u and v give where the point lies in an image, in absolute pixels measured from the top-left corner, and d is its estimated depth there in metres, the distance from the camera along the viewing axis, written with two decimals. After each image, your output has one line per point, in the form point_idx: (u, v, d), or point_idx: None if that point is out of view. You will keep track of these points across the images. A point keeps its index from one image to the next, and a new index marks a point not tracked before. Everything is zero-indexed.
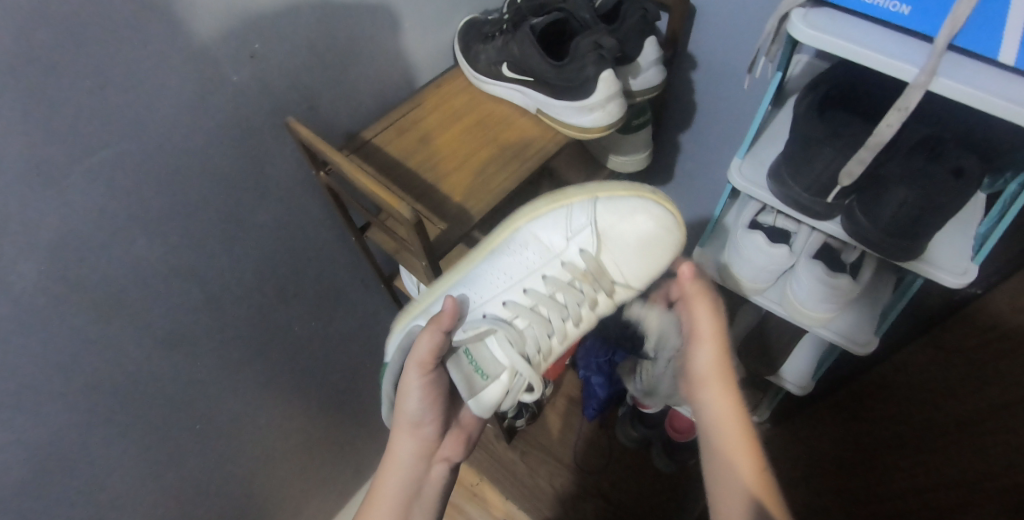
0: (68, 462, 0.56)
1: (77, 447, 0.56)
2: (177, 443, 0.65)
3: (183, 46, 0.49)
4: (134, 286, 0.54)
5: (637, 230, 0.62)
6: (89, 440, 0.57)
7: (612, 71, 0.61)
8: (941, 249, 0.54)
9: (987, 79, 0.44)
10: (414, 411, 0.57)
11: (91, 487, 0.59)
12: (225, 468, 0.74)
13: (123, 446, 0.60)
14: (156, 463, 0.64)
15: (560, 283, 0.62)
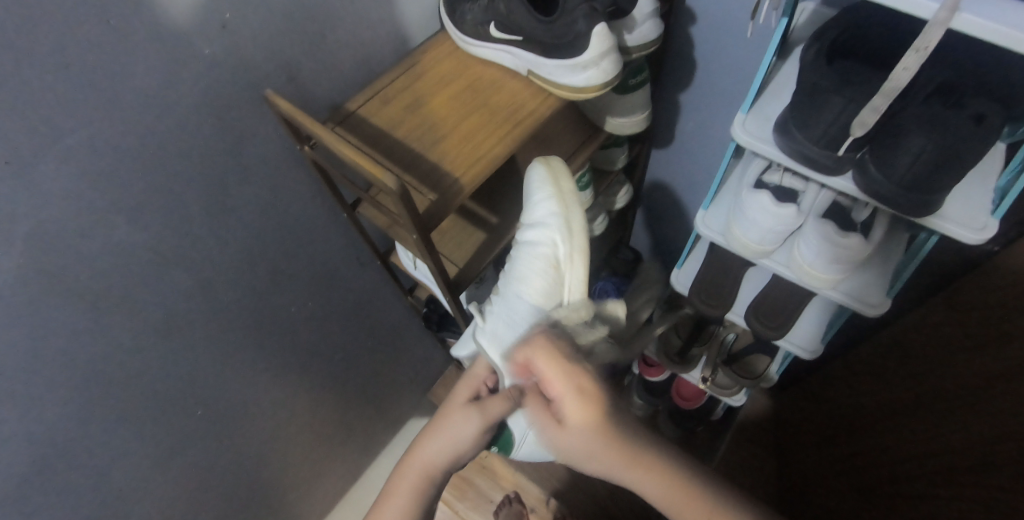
0: (67, 430, 0.62)
1: (73, 417, 0.62)
2: (174, 408, 0.72)
3: (150, 21, 0.50)
4: (110, 268, 0.58)
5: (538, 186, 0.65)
6: (87, 411, 0.63)
7: (604, 24, 0.56)
8: (957, 203, 0.51)
9: (1015, 14, 0.39)
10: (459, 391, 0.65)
11: (92, 453, 0.66)
12: (223, 432, 0.81)
13: (116, 415, 0.66)
14: (153, 429, 0.71)
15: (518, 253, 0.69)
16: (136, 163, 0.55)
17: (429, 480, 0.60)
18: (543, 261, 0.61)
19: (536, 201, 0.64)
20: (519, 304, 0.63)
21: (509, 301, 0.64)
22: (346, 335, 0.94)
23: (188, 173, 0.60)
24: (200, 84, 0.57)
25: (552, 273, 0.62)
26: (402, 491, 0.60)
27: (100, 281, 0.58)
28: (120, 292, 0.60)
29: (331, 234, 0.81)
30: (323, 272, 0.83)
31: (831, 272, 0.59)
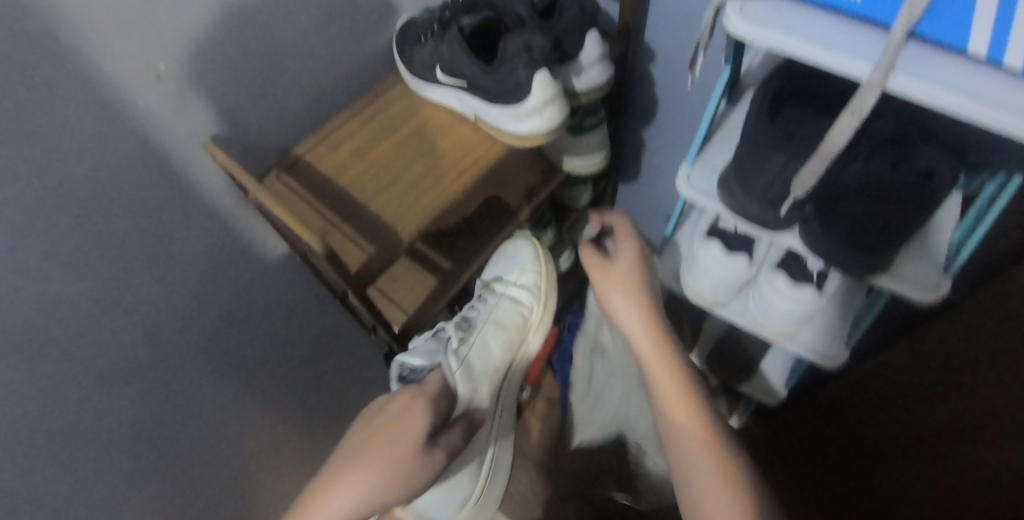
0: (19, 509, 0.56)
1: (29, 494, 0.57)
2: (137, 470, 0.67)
3: (79, 70, 0.49)
4: (53, 329, 0.54)
5: (509, 253, 0.76)
6: (42, 485, 0.58)
7: (545, 72, 0.54)
8: (909, 261, 0.48)
9: (954, 73, 0.37)
10: (416, 427, 0.53)
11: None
12: (187, 495, 0.76)
13: (73, 487, 0.61)
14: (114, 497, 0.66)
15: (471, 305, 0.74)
16: (72, 212, 0.52)
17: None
18: (519, 318, 0.72)
19: (522, 267, 0.74)
20: (492, 347, 0.69)
21: (484, 339, 0.69)
22: (310, 375, 0.91)
23: (130, 225, 0.58)
24: (135, 132, 0.55)
25: (520, 331, 0.73)
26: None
27: (41, 341, 0.53)
28: (65, 355, 0.56)
29: (284, 275, 0.79)
30: (279, 313, 0.81)
31: (784, 324, 0.57)
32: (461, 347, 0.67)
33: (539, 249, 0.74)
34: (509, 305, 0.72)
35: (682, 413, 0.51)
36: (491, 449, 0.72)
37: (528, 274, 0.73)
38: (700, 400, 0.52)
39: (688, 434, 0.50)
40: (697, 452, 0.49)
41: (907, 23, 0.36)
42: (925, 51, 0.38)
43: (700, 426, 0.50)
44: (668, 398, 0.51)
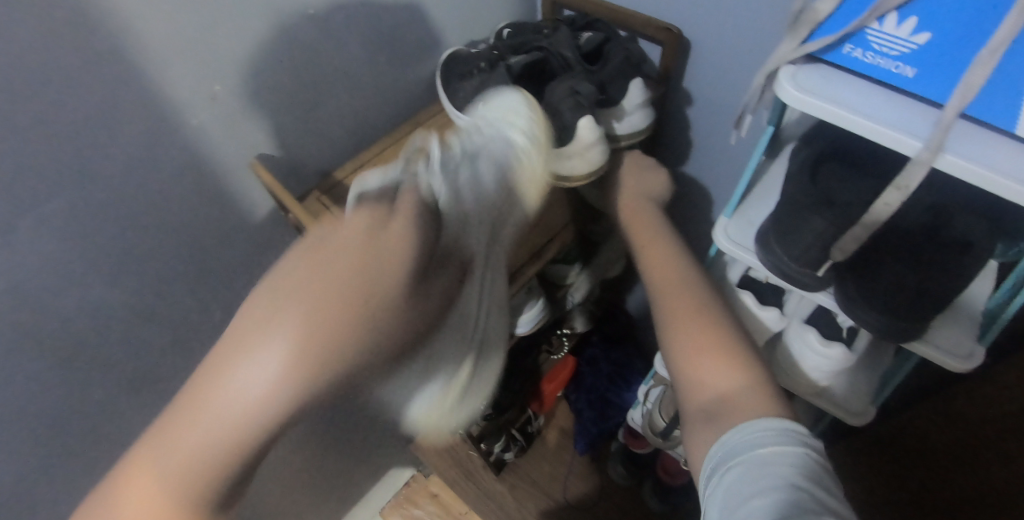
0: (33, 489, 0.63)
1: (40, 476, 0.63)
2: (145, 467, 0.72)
3: (137, 91, 0.52)
4: (87, 331, 0.59)
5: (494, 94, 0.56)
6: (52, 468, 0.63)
7: (590, 117, 0.56)
8: (943, 327, 0.48)
9: (1001, 156, 0.38)
10: (386, 286, 0.38)
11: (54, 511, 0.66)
12: None
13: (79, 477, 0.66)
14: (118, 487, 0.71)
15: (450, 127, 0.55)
16: (117, 226, 0.56)
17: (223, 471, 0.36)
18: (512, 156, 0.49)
19: (517, 114, 0.52)
20: (480, 164, 0.48)
21: (470, 161, 0.48)
22: None
23: (169, 237, 0.61)
24: (184, 150, 0.58)
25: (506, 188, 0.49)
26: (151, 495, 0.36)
27: (72, 342, 0.59)
28: (93, 349, 0.61)
29: None
30: None
31: (811, 378, 0.58)
32: (433, 173, 0.47)
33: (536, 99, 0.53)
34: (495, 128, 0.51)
35: (686, 329, 0.52)
36: (468, 366, 0.52)
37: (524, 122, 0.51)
38: (710, 308, 0.52)
39: (682, 324, 0.52)
40: (707, 354, 0.50)
41: (960, 105, 0.37)
42: (971, 132, 0.40)
43: (694, 314, 0.52)
44: (683, 332, 0.51)
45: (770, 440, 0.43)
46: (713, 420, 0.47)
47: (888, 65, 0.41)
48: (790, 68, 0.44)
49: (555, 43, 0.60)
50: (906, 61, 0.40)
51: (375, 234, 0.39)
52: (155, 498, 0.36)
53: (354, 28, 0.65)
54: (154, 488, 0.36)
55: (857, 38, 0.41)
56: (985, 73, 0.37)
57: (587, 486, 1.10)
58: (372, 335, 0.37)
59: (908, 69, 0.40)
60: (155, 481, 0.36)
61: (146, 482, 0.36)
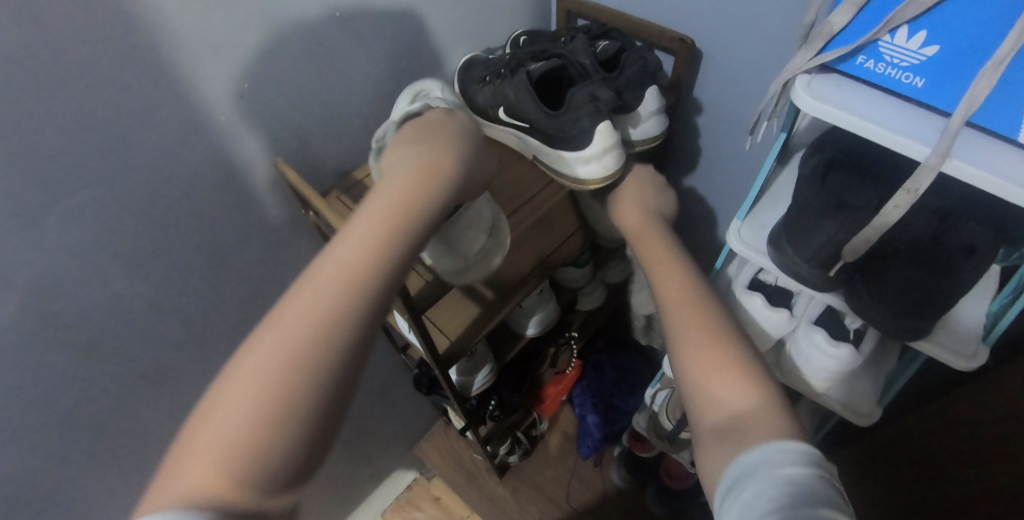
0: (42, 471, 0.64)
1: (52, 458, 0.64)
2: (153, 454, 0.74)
3: (169, 85, 0.54)
4: (106, 319, 0.60)
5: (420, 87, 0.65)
6: (64, 452, 0.65)
7: (608, 123, 0.58)
8: (948, 328, 0.50)
9: (1005, 161, 0.40)
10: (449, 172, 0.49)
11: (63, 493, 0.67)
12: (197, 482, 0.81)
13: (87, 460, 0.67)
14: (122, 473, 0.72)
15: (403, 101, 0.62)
16: (142, 219, 0.58)
17: (328, 336, 0.39)
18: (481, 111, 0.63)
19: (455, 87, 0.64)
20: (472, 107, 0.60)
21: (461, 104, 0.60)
22: None
23: (191, 231, 0.63)
24: (211, 147, 0.60)
25: None
26: (253, 395, 0.37)
27: (91, 331, 0.60)
28: (112, 338, 0.62)
29: None
30: None
31: (818, 378, 0.59)
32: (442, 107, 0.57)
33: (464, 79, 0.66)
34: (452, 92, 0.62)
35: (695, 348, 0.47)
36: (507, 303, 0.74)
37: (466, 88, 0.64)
38: (711, 311, 0.49)
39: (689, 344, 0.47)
40: (714, 356, 0.46)
41: (966, 114, 0.39)
42: (977, 139, 0.42)
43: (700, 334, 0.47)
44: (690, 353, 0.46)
45: (787, 461, 0.38)
46: (726, 438, 0.42)
47: (898, 76, 0.43)
48: (805, 77, 0.46)
49: (573, 50, 0.62)
50: (916, 71, 0.42)
51: (437, 124, 0.53)
52: (256, 396, 0.37)
53: (377, 33, 0.68)
54: (256, 383, 0.38)
55: (870, 50, 0.44)
56: (989, 84, 0.39)
57: (590, 491, 1.10)
58: (438, 196, 0.46)
59: (917, 79, 0.42)
60: (256, 378, 0.38)
61: (247, 385, 0.38)
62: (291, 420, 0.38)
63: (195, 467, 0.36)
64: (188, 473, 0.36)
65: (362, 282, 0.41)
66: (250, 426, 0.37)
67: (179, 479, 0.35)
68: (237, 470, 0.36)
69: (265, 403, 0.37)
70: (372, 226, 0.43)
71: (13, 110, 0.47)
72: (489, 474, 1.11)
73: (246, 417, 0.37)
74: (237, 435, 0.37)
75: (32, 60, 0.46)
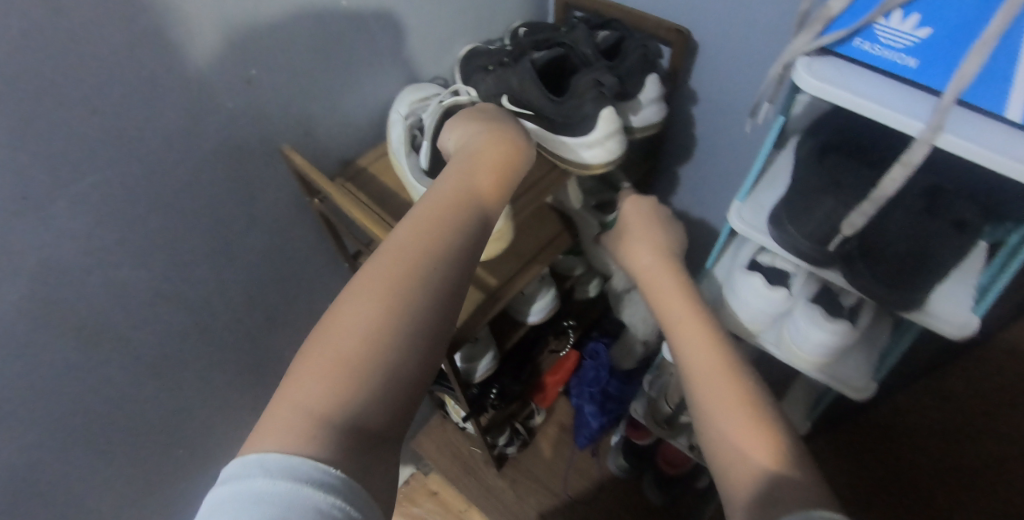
0: (47, 469, 0.63)
1: (60, 455, 0.63)
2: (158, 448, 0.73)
3: (178, 70, 0.54)
4: (113, 308, 0.60)
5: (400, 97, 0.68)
6: (71, 448, 0.64)
7: (611, 109, 0.60)
8: (941, 299, 0.52)
9: (992, 137, 0.43)
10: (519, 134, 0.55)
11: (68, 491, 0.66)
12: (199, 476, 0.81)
13: (93, 458, 0.66)
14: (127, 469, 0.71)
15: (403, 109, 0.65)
16: (150, 205, 0.58)
17: (404, 301, 0.40)
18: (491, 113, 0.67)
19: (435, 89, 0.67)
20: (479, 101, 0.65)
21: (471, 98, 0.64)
22: None
23: (198, 219, 0.63)
24: (218, 133, 0.60)
25: None
26: (333, 357, 0.38)
27: (98, 320, 0.60)
28: (118, 328, 0.62)
29: (329, 281, 0.83)
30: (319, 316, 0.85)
31: (817, 355, 0.61)
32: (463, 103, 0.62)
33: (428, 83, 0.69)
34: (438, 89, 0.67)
35: (724, 401, 0.45)
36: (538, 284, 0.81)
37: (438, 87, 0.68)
38: (738, 368, 0.47)
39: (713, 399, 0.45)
40: (742, 423, 0.43)
41: (956, 91, 0.41)
42: (968, 115, 0.44)
43: (724, 384, 0.45)
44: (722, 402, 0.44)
45: None
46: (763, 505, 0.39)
47: (891, 56, 0.45)
48: (804, 59, 0.48)
49: (575, 39, 0.64)
50: (909, 53, 0.45)
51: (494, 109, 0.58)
52: (337, 359, 0.38)
53: (380, 22, 0.69)
54: (336, 346, 0.38)
55: (866, 33, 0.46)
56: (977, 63, 0.41)
57: (587, 480, 1.12)
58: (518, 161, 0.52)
59: (911, 60, 0.44)
60: (335, 346, 0.38)
61: (325, 350, 0.38)
62: (373, 378, 0.38)
63: (280, 427, 0.35)
64: (278, 431, 0.35)
65: (429, 258, 0.42)
66: (332, 370, 0.37)
67: (266, 443, 0.35)
68: (329, 427, 0.36)
69: (345, 362, 0.38)
70: (439, 209, 0.45)
71: (24, 91, 0.46)
72: (487, 466, 1.12)
73: (330, 376, 0.37)
74: (326, 390, 0.37)
75: (45, 41, 0.46)
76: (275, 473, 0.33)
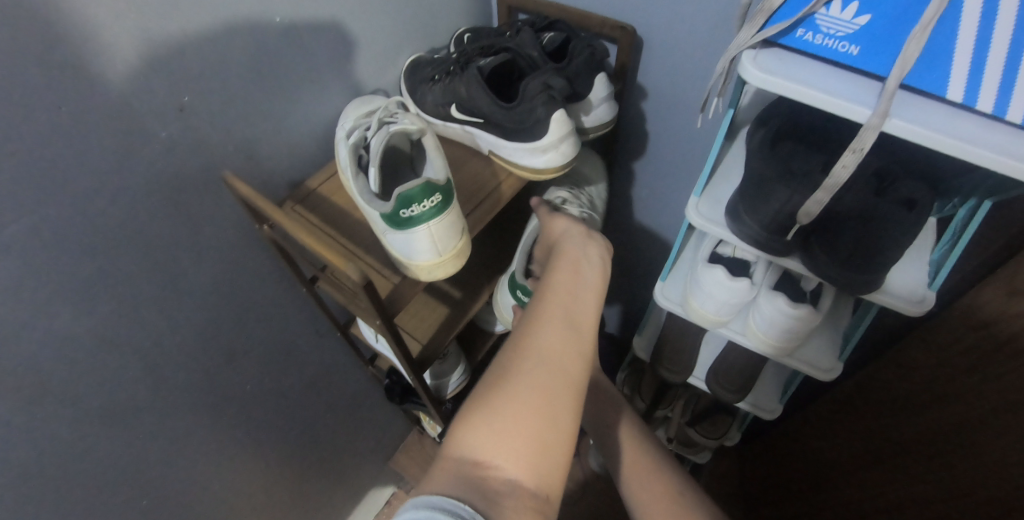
0: None
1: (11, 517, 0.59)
2: (124, 500, 0.69)
3: (101, 102, 0.51)
4: (59, 359, 0.57)
5: (347, 113, 0.64)
6: (24, 509, 0.60)
7: (562, 111, 0.59)
8: (898, 277, 0.54)
9: (934, 117, 0.44)
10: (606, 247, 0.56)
11: None
12: None
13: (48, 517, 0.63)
14: None
15: (345, 128, 0.61)
16: (87, 247, 0.55)
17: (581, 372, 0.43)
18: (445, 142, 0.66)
19: (377, 102, 0.64)
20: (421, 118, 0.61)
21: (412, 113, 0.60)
22: (305, 407, 0.92)
23: (143, 257, 0.60)
24: (154, 166, 0.57)
25: None
26: (532, 434, 0.38)
27: (41, 373, 0.56)
28: (63, 379, 0.58)
29: (287, 309, 0.80)
30: (279, 347, 0.82)
31: (783, 341, 0.61)
32: (405, 122, 0.58)
33: (373, 95, 0.65)
34: (373, 103, 0.63)
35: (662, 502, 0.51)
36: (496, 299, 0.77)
37: (381, 98, 0.64)
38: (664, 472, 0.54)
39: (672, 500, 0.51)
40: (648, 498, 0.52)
41: (900, 75, 0.42)
42: (910, 99, 0.45)
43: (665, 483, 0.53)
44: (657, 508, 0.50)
45: None
46: None
47: (833, 46, 0.45)
48: (750, 52, 0.47)
49: (521, 43, 0.63)
50: (851, 40, 0.45)
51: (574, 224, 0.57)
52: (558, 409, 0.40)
53: (316, 37, 0.67)
54: (539, 418, 0.38)
55: (809, 23, 0.46)
56: (919, 46, 0.42)
57: (570, 481, 1.12)
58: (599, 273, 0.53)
59: (854, 47, 0.45)
60: (536, 431, 0.37)
61: (516, 422, 0.38)
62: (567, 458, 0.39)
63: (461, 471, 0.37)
64: (450, 477, 0.36)
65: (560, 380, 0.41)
66: (537, 453, 0.37)
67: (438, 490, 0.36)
68: (505, 496, 0.36)
69: (538, 442, 0.38)
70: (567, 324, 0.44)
71: None
72: None
73: (527, 449, 0.37)
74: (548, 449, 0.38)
75: None
76: (451, 519, 0.34)
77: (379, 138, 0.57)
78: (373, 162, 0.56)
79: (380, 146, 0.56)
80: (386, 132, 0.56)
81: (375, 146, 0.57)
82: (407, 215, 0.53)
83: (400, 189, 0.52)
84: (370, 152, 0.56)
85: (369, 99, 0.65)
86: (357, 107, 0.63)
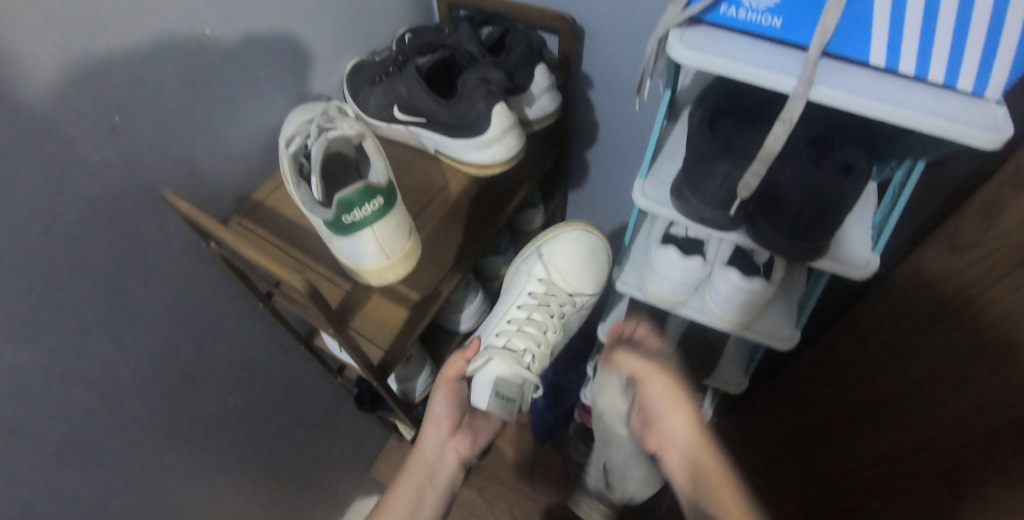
0: None
1: None
2: None
3: (28, 130, 0.50)
4: (9, 400, 0.55)
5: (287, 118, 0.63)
6: None
7: (502, 105, 0.59)
8: (842, 243, 0.55)
9: (859, 83, 0.45)
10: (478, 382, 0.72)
11: None
12: None
13: None
14: None
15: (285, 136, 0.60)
16: (25, 281, 0.53)
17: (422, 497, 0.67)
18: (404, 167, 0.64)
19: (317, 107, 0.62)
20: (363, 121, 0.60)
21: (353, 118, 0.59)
22: (276, 425, 0.91)
23: (86, 286, 0.58)
24: (88, 190, 0.55)
25: None
26: None
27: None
28: (14, 422, 0.56)
29: (247, 326, 0.78)
30: (243, 367, 0.81)
31: (738, 313, 0.62)
32: (346, 128, 0.57)
33: (313, 101, 0.64)
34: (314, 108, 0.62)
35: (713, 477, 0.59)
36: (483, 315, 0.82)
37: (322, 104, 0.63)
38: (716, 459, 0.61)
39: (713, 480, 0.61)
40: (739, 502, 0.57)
41: (820, 44, 0.43)
42: (835, 66, 0.46)
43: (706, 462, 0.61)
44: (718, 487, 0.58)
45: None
46: None
47: (758, 19, 0.46)
48: (677, 30, 0.48)
49: (458, 39, 0.63)
50: (773, 12, 0.45)
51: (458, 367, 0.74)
52: None
53: (249, 47, 0.65)
54: None
55: None
56: (835, 15, 0.42)
57: (553, 472, 1.13)
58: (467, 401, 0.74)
59: (776, 19, 0.45)
60: None
61: None
62: None
63: None
64: None
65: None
66: None
67: None
68: None
69: None
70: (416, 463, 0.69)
71: None
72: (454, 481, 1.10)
73: None
74: None
75: None
76: None
77: (319, 145, 0.56)
78: (314, 169, 0.55)
79: (318, 154, 0.55)
80: (325, 139, 0.55)
81: (315, 153, 0.55)
82: (350, 220, 0.52)
83: (340, 195, 0.50)
84: (310, 159, 0.55)
85: (310, 104, 0.64)
86: (298, 113, 0.62)
